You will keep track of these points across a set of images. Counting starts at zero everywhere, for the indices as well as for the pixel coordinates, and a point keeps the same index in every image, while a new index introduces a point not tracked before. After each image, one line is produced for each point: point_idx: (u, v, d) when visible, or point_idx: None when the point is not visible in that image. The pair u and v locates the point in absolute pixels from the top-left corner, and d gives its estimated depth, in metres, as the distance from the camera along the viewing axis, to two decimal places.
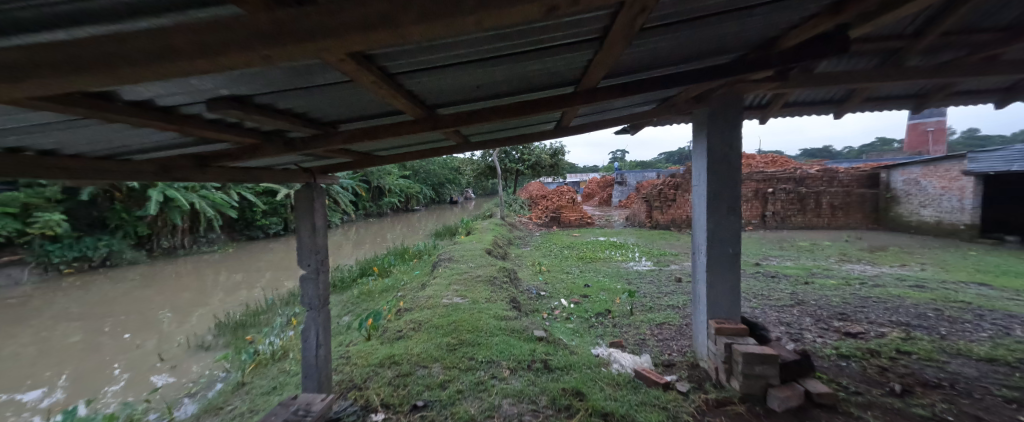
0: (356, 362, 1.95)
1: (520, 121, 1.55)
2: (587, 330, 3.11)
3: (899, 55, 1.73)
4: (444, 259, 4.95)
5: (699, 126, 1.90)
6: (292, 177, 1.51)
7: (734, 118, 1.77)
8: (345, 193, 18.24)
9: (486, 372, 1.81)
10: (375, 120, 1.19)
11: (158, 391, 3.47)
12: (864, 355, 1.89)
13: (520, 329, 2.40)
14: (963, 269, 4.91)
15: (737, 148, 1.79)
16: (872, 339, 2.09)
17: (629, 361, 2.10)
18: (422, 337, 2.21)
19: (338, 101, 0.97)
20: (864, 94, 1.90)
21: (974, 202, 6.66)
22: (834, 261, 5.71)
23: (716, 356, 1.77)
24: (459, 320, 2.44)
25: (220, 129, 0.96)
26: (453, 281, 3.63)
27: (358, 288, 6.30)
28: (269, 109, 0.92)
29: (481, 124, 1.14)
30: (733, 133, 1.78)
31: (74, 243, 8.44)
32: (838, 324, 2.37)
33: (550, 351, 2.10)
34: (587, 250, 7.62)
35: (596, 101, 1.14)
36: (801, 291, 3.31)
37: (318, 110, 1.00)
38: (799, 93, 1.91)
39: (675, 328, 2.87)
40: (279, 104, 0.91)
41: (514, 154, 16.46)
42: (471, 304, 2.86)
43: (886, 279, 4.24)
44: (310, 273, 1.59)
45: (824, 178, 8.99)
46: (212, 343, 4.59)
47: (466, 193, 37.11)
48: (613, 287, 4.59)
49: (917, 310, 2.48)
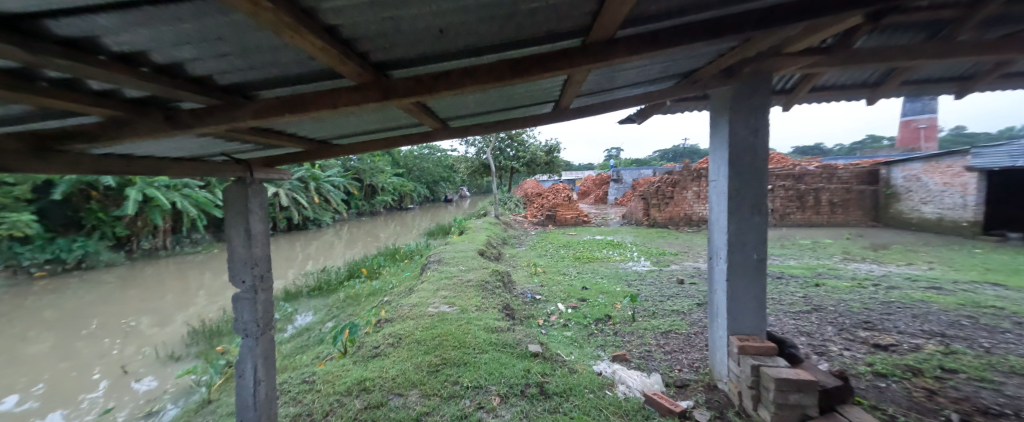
0: (320, 390, 1.68)
1: (507, 94, 1.28)
2: (586, 340, 2.87)
3: (950, 28, 1.50)
4: (433, 261, 4.67)
5: (718, 112, 1.65)
6: (220, 169, 1.30)
7: (762, 102, 1.52)
8: (336, 191, 17.87)
9: (472, 401, 1.56)
10: (300, 85, 0.91)
11: (117, 410, 3.15)
12: (905, 374, 1.66)
13: (513, 343, 2.14)
14: (972, 268, 4.74)
15: (763, 135, 1.54)
16: (908, 353, 1.86)
17: (637, 382, 1.84)
18: (401, 356, 1.94)
19: (251, 48, 0.70)
20: (905, 76, 1.68)
21: (976, 198, 6.51)
22: (839, 260, 5.52)
23: (739, 378, 1.53)
24: (444, 334, 2.16)
25: (49, 94, 0.69)
26: (442, 286, 3.36)
27: (344, 292, 5.99)
28: (104, 56, 0.64)
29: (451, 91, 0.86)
30: (759, 120, 1.54)
31: (47, 244, 8.11)
32: (865, 334, 2.14)
33: (546, 371, 1.84)
34: (584, 250, 7.38)
35: (606, 60, 0.86)
36: (816, 294, 3.08)
37: (205, 60, 0.72)
38: (832, 74, 1.67)
39: (683, 337, 2.63)
40: (128, 46, 0.62)
41: (508, 151, 16.13)
42: (460, 313, 2.59)
43: (897, 279, 4.05)
44: (245, 293, 1.42)
45: (824, 175, 8.81)
46: (184, 353, 4.26)
47: (460, 192, 36.78)
48: (613, 290, 4.35)
49: (948, 318, 2.25)
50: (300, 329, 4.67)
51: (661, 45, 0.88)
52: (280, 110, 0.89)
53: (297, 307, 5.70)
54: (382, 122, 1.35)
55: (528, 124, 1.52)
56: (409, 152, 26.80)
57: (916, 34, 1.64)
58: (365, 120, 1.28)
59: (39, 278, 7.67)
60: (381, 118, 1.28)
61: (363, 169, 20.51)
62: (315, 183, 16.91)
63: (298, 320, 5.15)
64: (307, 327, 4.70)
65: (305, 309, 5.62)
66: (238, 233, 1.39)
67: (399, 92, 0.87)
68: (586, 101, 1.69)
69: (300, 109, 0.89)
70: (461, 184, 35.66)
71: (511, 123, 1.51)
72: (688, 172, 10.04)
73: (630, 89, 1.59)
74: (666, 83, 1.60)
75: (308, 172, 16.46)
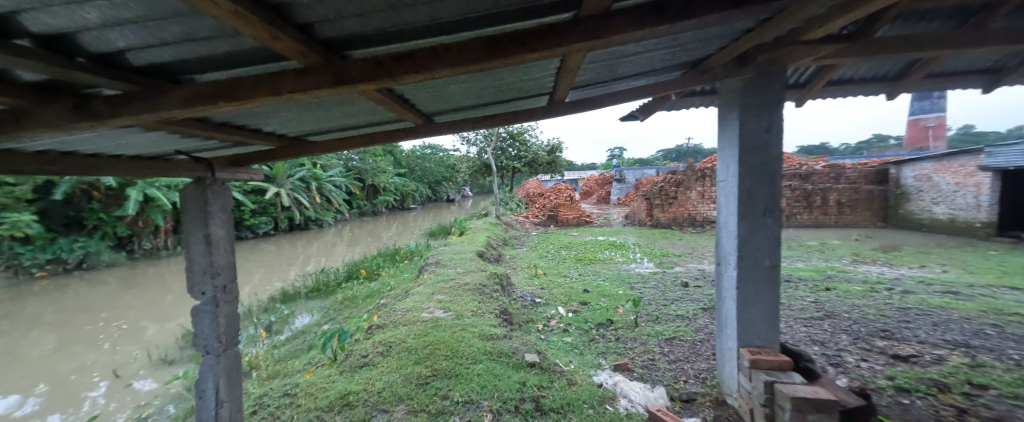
0: (302, 404, 1.59)
1: (494, 81, 1.17)
2: (587, 347, 2.76)
3: (984, 14, 1.38)
4: (431, 263, 4.58)
5: (727, 107, 1.53)
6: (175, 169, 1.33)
7: (775, 95, 1.41)
8: (338, 191, 17.84)
9: (461, 418, 1.45)
10: (241, 66, 0.82)
11: (106, 415, 3.08)
12: (930, 390, 1.54)
13: (509, 352, 2.03)
14: (988, 271, 4.58)
15: (776, 133, 1.42)
16: (932, 366, 1.73)
17: (640, 396, 1.73)
18: (390, 366, 1.84)
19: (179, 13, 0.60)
20: (930, 68, 1.56)
21: (990, 198, 6.33)
22: (848, 262, 5.38)
23: (751, 395, 1.41)
24: (436, 342, 2.06)
25: None
26: (438, 290, 3.26)
27: (342, 293, 5.92)
28: None
29: (415, 76, 0.76)
30: (772, 115, 1.42)
31: (48, 244, 8.08)
32: (882, 343, 2.01)
33: (543, 383, 1.74)
34: (586, 251, 7.26)
35: (601, 38, 0.74)
36: (827, 300, 2.94)
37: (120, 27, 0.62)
38: (852, 66, 1.55)
39: (688, 344, 2.51)
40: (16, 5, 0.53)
41: (509, 151, 15.88)
42: (455, 319, 2.49)
43: (910, 283, 3.91)
44: (207, 305, 1.46)
45: (832, 174, 8.63)
46: (178, 356, 4.20)
47: (462, 192, 36.81)
48: (615, 293, 4.23)
49: (971, 327, 2.12)
50: (297, 332, 4.59)
51: (670, 19, 0.74)
52: (210, 96, 0.79)
53: (294, 308, 5.62)
54: (361, 115, 1.26)
55: (519, 121, 1.44)
56: (411, 152, 26.75)
57: (944, 22, 1.52)
58: (343, 112, 1.19)
59: (40, 279, 7.65)
60: (359, 111, 1.20)
61: (365, 169, 20.47)
62: (316, 183, 16.89)
63: (295, 322, 5.07)
64: (303, 329, 4.61)
65: (302, 311, 5.55)
66: (196, 240, 1.41)
67: (354, 77, 0.76)
68: (586, 93, 1.58)
69: (241, 96, 0.78)
70: (463, 184, 35.61)
71: (502, 118, 1.44)
72: (692, 171, 9.89)
73: (634, 79, 1.48)
74: (673, 73, 1.49)
75: (309, 172, 16.43)
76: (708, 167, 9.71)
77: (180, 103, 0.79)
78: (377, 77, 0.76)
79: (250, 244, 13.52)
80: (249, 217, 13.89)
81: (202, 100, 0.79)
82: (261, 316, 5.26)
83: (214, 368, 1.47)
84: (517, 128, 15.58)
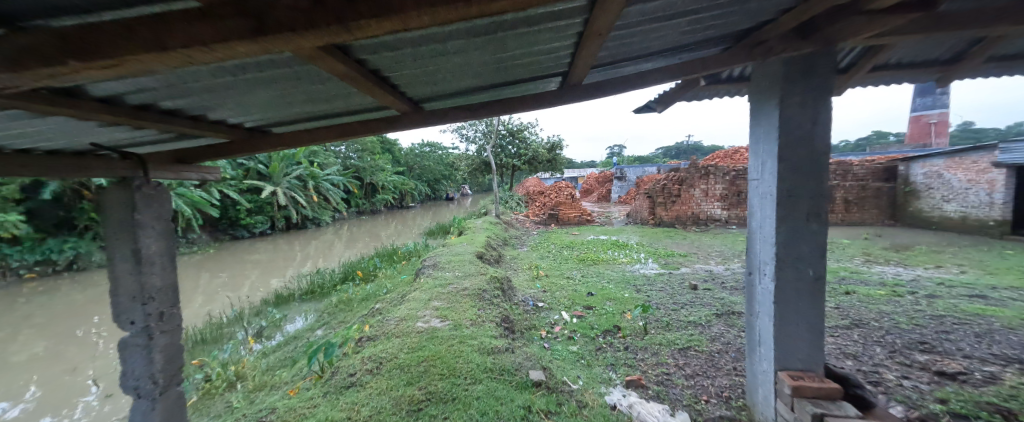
0: None
1: (498, 51, 0.98)
2: (594, 357, 2.58)
3: None
4: (428, 265, 4.38)
5: (763, 95, 1.33)
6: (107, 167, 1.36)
7: (822, 79, 1.21)
8: (335, 190, 17.64)
9: None
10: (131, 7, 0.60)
11: None
12: (993, 417, 1.35)
13: (512, 368, 1.85)
14: (1008, 272, 4.40)
15: (823, 124, 1.22)
16: (987, 387, 1.55)
17: None
18: (379, 387, 1.65)
19: None
20: (994, 48, 1.38)
21: (1004, 196, 6.14)
22: (860, 262, 5.19)
23: None
24: (431, 358, 1.87)
25: None
26: (434, 295, 3.06)
27: (337, 295, 5.73)
28: None
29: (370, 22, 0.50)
30: (819, 102, 1.22)
31: (37, 245, 7.78)
32: (923, 358, 1.83)
33: (550, 408, 1.56)
34: (589, 251, 7.08)
35: None
36: (851, 304, 2.77)
37: None
38: (905, 46, 1.38)
39: (704, 355, 2.33)
40: None
41: (510, 149, 16.06)
42: (452, 330, 2.29)
43: (930, 285, 3.74)
44: (138, 342, 1.51)
45: (838, 171, 8.45)
46: None
47: (462, 190, 36.61)
48: (621, 297, 4.04)
49: (1020, 339, 1.93)
50: (288, 337, 4.40)
51: None
52: (54, 54, 0.54)
53: (287, 312, 5.43)
54: (340, 88, 1.08)
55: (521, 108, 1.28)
56: (409, 150, 26.53)
57: None
58: (321, 80, 1.00)
59: (28, 280, 7.42)
60: (335, 83, 1.02)
61: (363, 167, 20.26)
62: (313, 182, 16.67)
63: (287, 327, 4.88)
64: (295, 335, 4.42)
65: (295, 314, 5.35)
66: (125, 255, 1.45)
67: (280, 22, 0.52)
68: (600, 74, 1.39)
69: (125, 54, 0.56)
70: (462, 183, 35.39)
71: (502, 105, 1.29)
72: (695, 168, 9.71)
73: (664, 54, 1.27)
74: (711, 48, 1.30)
75: (306, 170, 16.21)
76: (712, 165, 9.53)
77: (10, 61, 0.55)
78: (321, 24, 0.51)
79: (245, 244, 13.32)
80: (245, 216, 13.70)
81: (49, 59, 0.55)
82: (252, 320, 5.07)
83: (148, 415, 1.56)
84: (516, 125, 15.75)
